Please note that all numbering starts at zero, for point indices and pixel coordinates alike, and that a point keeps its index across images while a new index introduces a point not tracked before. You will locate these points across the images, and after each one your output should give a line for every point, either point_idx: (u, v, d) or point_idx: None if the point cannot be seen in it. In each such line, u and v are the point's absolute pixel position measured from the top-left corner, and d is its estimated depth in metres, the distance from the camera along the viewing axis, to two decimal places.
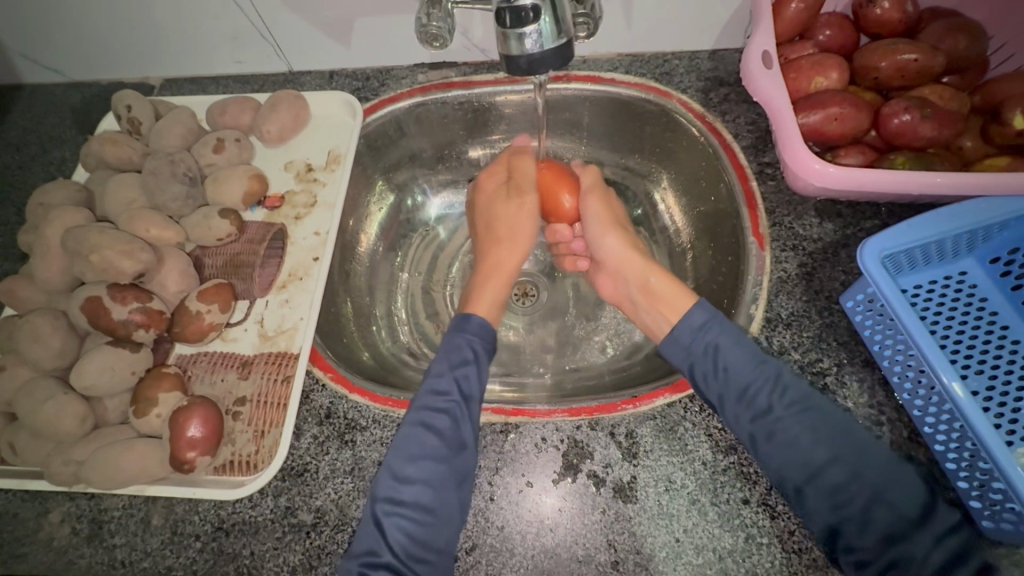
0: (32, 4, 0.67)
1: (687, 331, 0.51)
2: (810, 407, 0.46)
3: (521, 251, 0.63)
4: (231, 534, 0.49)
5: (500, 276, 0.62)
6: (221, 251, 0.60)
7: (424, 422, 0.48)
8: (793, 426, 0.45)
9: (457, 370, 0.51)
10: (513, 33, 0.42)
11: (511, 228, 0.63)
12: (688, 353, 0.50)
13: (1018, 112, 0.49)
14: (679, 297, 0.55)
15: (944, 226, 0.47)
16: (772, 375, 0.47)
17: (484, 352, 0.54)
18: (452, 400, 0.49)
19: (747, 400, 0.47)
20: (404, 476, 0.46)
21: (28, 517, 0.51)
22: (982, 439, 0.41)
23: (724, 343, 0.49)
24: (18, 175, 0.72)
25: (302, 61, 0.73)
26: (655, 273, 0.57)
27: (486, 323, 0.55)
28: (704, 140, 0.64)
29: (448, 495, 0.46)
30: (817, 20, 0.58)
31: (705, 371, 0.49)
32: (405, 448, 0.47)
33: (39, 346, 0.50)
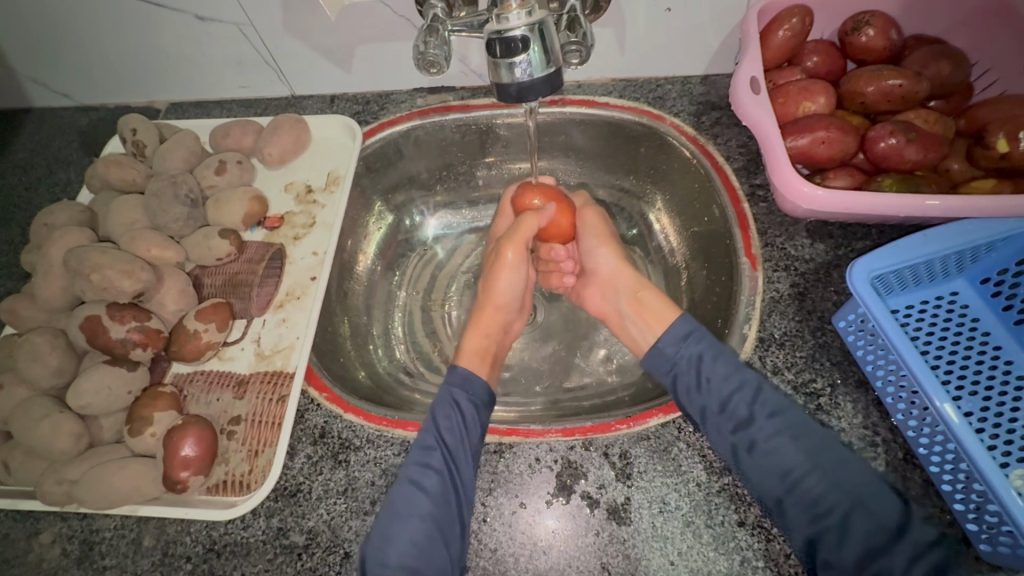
0: (44, 31, 0.69)
1: (671, 344, 0.54)
2: (790, 420, 0.47)
3: (500, 303, 0.63)
4: (222, 555, 0.49)
5: (482, 328, 0.61)
6: (221, 271, 0.61)
7: (412, 478, 0.48)
8: (774, 439, 0.46)
9: (444, 424, 0.51)
10: (504, 62, 0.44)
11: (493, 282, 0.63)
12: (672, 365, 0.53)
13: (1002, 135, 0.50)
14: (664, 309, 0.58)
15: (932, 247, 0.48)
16: (754, 388, 0.49)
17: (472, 407, 0.53)
18: (438, 455, 0.48)
19: (729, 414, 0.48)
20: (389, 536, 0.45)
21: (19, 538, 0.51)
22: (976, 460, 0.41)
23: (706, 356, 0.51)
24: (24, 196, 0.73)
25: (304, 86, 0.75)
26: (643, 285, 0.61)
27: (470, 376, 0.56)
28: (696, 162, 0.65)
29: (435, 554, 0.45)
30: (804, 47, 0.60)
31: (688, 383, 0.51)
32: (393, 505, 0.47)
33: (37, 365, 0.51)
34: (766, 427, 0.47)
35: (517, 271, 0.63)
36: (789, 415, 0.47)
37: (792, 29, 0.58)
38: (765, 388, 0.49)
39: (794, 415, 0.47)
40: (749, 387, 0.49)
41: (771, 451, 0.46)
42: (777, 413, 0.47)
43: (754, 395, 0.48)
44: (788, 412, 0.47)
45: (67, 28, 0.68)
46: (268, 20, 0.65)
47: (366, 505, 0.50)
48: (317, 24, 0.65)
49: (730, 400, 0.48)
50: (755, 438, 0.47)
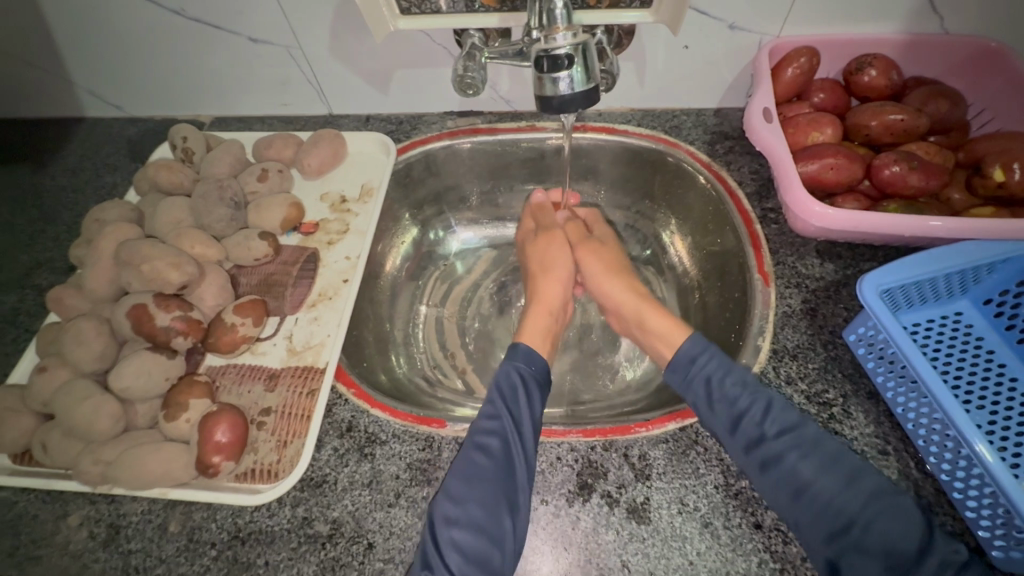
0: (106, 48, 0.74)
1: (683, 363, 0.55)
2: (801, 435, 0.47)
3: (557, 281, 0.67)
4: (247, 542, 0.49)
5: (544, 306, 0.65)
6: (257, 271, 0.64)
7: (477, 443, 0.50)
8: (791, 457, 0.46)
9: (506, 395, 0.54)
10: (549, 77, 0.48)
11: (538, 286, 0.68)
12: (688, 383, 0.54)
13: (998, 166, 0.54)
14: (670, 330, 0.59)
15: (938, 264, 0.51)
16: (764, 405, 0.50)
17: (532, 378, 0.56)
18: (499, 421, 0.51)
19: (740, 431, 0.49)
20: (455, 497, 0.47)
21: (47, 519, 0.52)
22: (995, 475, 0.42)
23: (714, 375, 0.52)
24: (71, 197, 0.77)
25: (343, 106, 0.80)
26: (650, 312, 0.61)
27: (532, 354, 0.58)
28: (711, 187, 0.69)
29: (499, 517, 0.46)
30: (812, 84, 0.65)
31: (698, 401, 0.52)
32: (458, 471, 0.49)
33: (82, 348, 0.53)
34: (777, 446, 0.47)
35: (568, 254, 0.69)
36: (799, 433, 0.48)
37: (801, 67, 0.63)
38: (778, 405, 0.50)
39: (807, 433, 0.48)
40: (759, 402, 0.50)
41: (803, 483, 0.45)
42: (788, 431, 0.48)
43: (765, 411, 0.49)
44: (800, 431, 0.48)
45: (129, 45, 0.74)
46: (316, 43, 0.71)
47: (390, 497, 0.51)
48: (361, 49, 0.71)
49: (741, 415, 0.49)
50: (771, 454, 0.47)
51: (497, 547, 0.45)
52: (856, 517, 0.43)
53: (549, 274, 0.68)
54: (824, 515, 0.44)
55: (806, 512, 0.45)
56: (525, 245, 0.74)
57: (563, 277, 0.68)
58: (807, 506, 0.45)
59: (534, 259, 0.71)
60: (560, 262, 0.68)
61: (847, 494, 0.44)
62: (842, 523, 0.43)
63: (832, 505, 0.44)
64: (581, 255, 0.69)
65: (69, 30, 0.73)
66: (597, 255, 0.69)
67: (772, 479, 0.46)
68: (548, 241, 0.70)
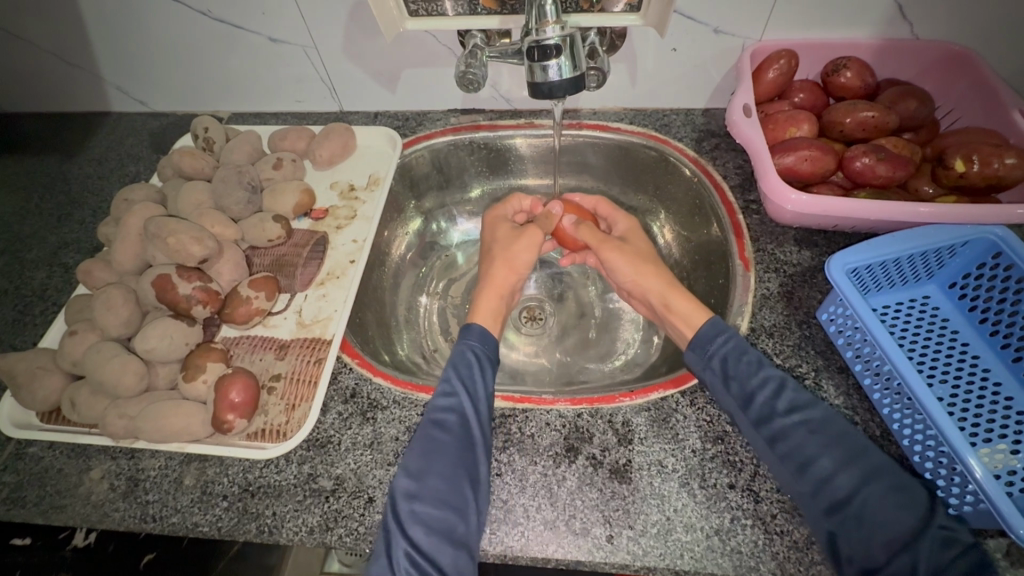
0: (135, 46, 0.80)
1: (703, 342, 0.56)
2: (812, 414, 0.50)
3: (517, 271, 0.69)
4: (256, 496, 0.53)
5: (496, 288, 0.66)
6: (270, 252, 0.68)
7: (434, 420, 0.52)
8: (797, 434, 0.49)
9: (462, 372, 0.55)
10: (539, 65, 0.53)
11: (492, 271, 0.68)
12: (706, 362, 0.55)
13: (959, 158, 0.58)
14: (693, 313, 0.60)
15: (900, 246, 0.55)
16: (776, 383, 0.52)
17: (486, 358, 0.58)
18: (456, 398, 0.53)
19: (752, 407, 0.51)
20: (414, 471, 0.49)
21: (71, 473, 0.56)
22: (949, 439, 0.45)
23: (730, 355, 0.54)
24: (97, 184, 0.83)
25: (352, 103, 0.85)
26: (674, 294, 0.63)
27: (485, 333, 0.61)
28: (697, 180, 0.73)
29: (460, 487, 0.48)
30: (792, 85, 0.69)
31: (714, 381, 0.54)
32: (417, 447, 0.50)
33: (111, 314, 0.58)
34: (784, 423, 0.49)
35: (533, 255, 0.70)
36: (809, 411, 0.50)
37: (780, 69, 0.67)
38: (788, 384, 0.52)
39: (815, 412, 0.50)
40: (772, 381, 0.52)
41: (793, 446, 0.48)
42: (797, 408, 0.50)
43: (775, 390, 0.51)
44: (809, 409, 0.50)
45: (154, 44, 0.79)
46: (329, 43, 0.76)
47: (391, 457, 0.54)
48: (371, 49, 0.76)
49: (752, 394, 0.51)
50: (778, 431, 0.49)
51: (460, 518, 0.47)
52: (852, 495, 0.45)
53: (507, 262, 0.69)
54: (823, 492, 0.46)
55: (808, 487, 0.47)
56: (496, 231, 0.73)
57: (521, 269, 0.69)
58: (793, 465, 0.48)
59: (496, 243, 0.71)
60: (522, 257, 0.69)
61: (844, 471, 0.46)
62: (839, 497, 0.45)
63: (829, 482, 0.46)
64: (606, 251, 0.69)
65: (101, 29, 0.78)
66: (623, 252, 0.67)
67: (779, 453, 0.49)
68: (520, 233, 0.71)
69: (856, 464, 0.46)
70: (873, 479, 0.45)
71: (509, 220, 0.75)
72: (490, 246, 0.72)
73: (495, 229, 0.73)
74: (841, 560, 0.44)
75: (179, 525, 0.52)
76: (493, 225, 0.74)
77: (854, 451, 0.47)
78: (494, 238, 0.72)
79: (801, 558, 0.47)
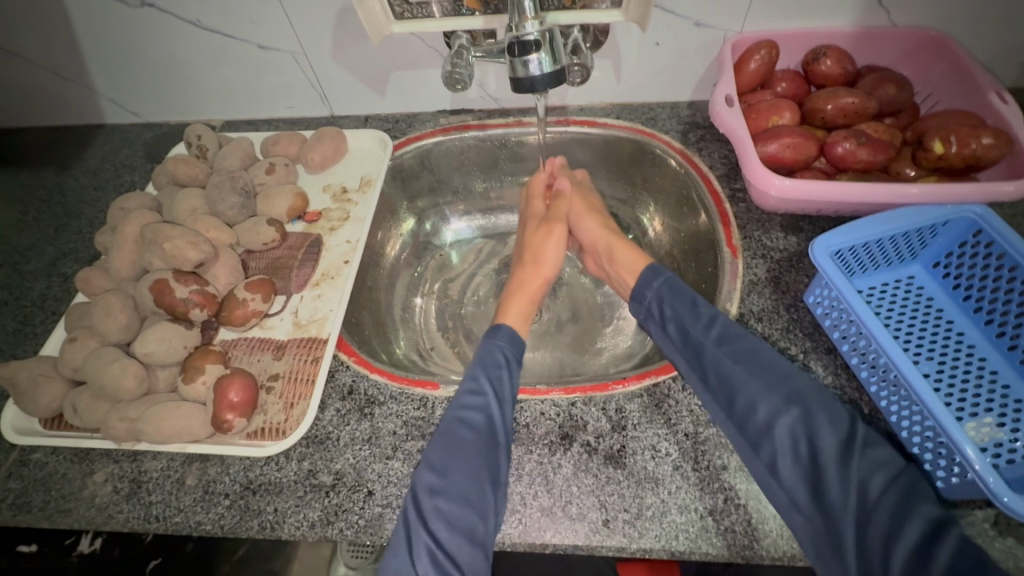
0: (126, 58, 0.81)
1: (640, 290, 0.61)
2: (739, 345, 0.51)
3: (544, 276, 0.69)
4: (257, 493, 0.54)
5: (525, 294, 0.67)
6: (265, 255, 0.70)
7: (460, 417, 0.52)
8: (724, 366, 0.50)
9: (490, 371, 0.55)
10: (520, 59, 0.54)
11: (524, 278, 0.68)
12: (646, 308, 0.60)
13: (937, 139, 0.59)
14: (633, 262, 0.65)
15: (881, 227, 0.56)
16: (709, 317, 0.54)
17: (514, 359, 0.58)
18: (484, 398, 0.53)
19: (687, 344, 0.54)
20: (439, 469, 0.49)
21: (74, 477, 0.57)
22: (932, 411, 0.46)
23: (665, 297, 0.58)
24: (93, 195, 0.84)
25: (343, 107, 0.86)
26: (617, 244, 0.67)
27: (513, 333, 0.60)
28: (684, 171, 0.74)
29: (483, 487, 0.48)
30: (774, 74, 0.70)
31: (654, 323, 0.59)
32: (442, 444, 0.50)
33: (109, 320, 0.59)
34: (713, 356, 0.51)
35: (560, 251, 0.70)
36: (738, 343, 0.52)
37: (761, 59, 0.68)
38: (720, 318, 0.54)
39: (744, 343, 0.51)
40: (707, 316, 0.54)
41: (723, 377, 0.50)
42: (728, 340, 0.52)
43: (709, 323, 0.54)
44: (738, 341, 0.52)
45: (144, 55, 0.80)
46: (319, 49, 0.77)
47: (389, 451, 0.55)
48: (360, 54, 0.77)
49: (687, 330, 0.54)
50: (710, 364, 0.51)
51: (482, 519, 0.47)
52: (769, 424, 0.46)
53: (536, 265, 0.69)
54: (747, 426, 0.47)
55: (737, 420, 0.48)
56: (527, 228, 0.74)
57: (550, 270, 0.69)
58: (737, 417, 0.48)
59: (528, 248, 0.71)
60: (550, 255, 0.69)
61: (764, 401, 0.47)
62: (759, 427, 0.47)
63: (751, 413, 0.47)
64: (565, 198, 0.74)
65: (94, 44, 0.79)
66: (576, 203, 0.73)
67: (711, 387, 0.51)
68: (545, 230, 0.70)
69: (778, 390, 0.47)
70: (793, 404, 0.46)
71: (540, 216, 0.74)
72: (520, 252, 0.72)
73: (529, 228, 0.73)
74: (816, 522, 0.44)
75: (182, 525, 0.53)
76: (525, 227, 0.75)
77: (776, 380, 0.48)
78: (525, 241, 0.73)
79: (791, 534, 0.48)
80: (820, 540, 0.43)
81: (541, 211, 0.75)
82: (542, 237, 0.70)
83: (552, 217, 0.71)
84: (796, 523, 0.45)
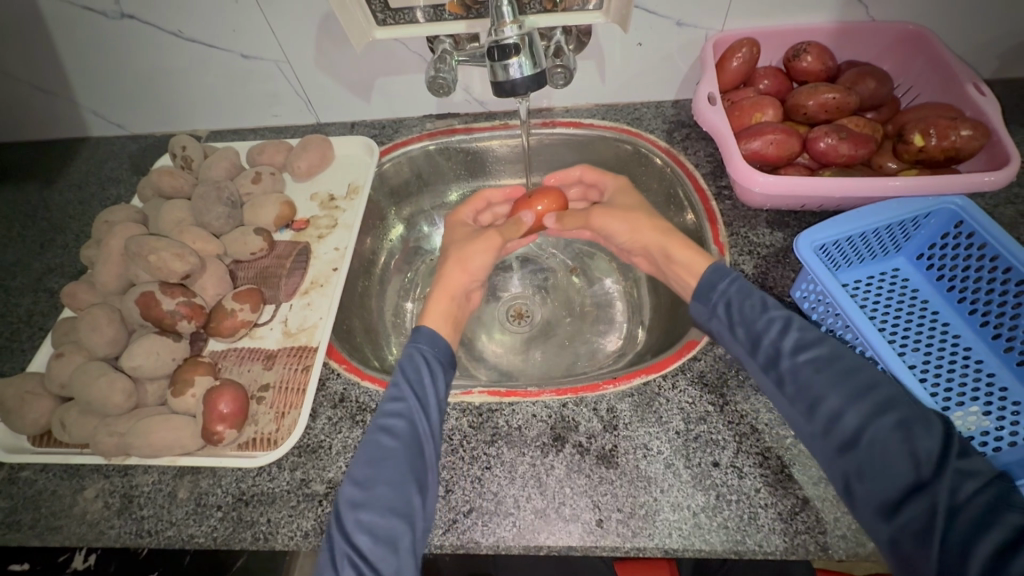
0: (108, 71, 0.81)
1: (705, 291, 0.57)
2: (817, 351, 0.49)
3: (469, 273, 0.65)
4: (249, 504, 0.54)
5: (445, 292, 0.63)
6: (254, 264, 0.69)
7: (382, 425, 0.51)
8: (804, 373, 0.48)
9: (410, 375, 0.55)
10: (500, 63, 0.55)
11: (446, 275, 0.65)
12: (711, 312, 0.56)
13: (917, 133, 0.60)
14: (694, 261, 0.60)
15: (864, 221, 0.57)
16: (782, 322, 0.52)
17: (438, 361, 0.57)
18: (405, 403, 0.52)
19: (760, 350, 0.52)
20: (361, 480, 0.48)
21: (65, 494, 0.56)
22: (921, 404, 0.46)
23: (734, 299, 0.55)
24: (78, 209, 0.83)
25: (329, 114, 0.86)
26: (670, 243, 0.62)
27: (434, 336, 0.59)
28: (670, 170, 0.75)
29: (409, 494, 0.48)
30: (756, 72, 0.71)
31: (721, 328, 0.55)
32: (364, 455, 0.50)
33: (96, 334, 0.59)
34: (791, 363, 0.49)
35: (488, 256, 0.67)
36: (815, 348, 0.49)
37: (743, 57, 0.68)
38: (795, 322, 0.52)
39: (823, 348, 0.49)
40: (777, 321, 0.52)
41: (801, 385, 0.48)
42: (804, 347, 0.50)
43: (782, 328, 0.51)
44: (816, 346, 0.49)
45: (127, 68, 0.80)
46: (302, 57, 0.77)
47: None
48: (342, 61, 0.77)
49: (760, 334, 0.52)
50: (785, 372, 0.49)
51: (408, 527, 0.46)
52: (859, 432, 0.44)
53: (459, 264, 0.66)
54: (833, 431, 0.45)
55: (820, 427, 0.46)
56: (455, 235, 0.71)
57: (476, 272, 0.66)
58: (821, 422, 0.46)
59: (448, 248, 0.69)
60: (476, 258, 0.66)
61: (852, 407, 0.45)
62: (848, 435, 0.45)
63: (839, 418, 0.45)
64: (597, 218, 0.69)
65: (76, 58, 0.79)
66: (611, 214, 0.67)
67: (789, 394, 0.49)
68: (477, 238, 0.67)
69: (868, 396, 0.45)
70: (884, 411, 0.44)
71: (469, 224, 0.74)
72: (445, 250, 0.70)
73: (455, 232, 0.72)
74: (860, 500, 0.43)
75: (174, 538, 0.52)
76: (452, 229, 0.73)
77: (863, 385, 0.46)
78: (452, 241, 0.70)
79: (784, 528, 0.48)
80: (903, 538, 0.41)
81: (469, 222, 0.74)
82: (467, 246, 0.67)
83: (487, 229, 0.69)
84: (876, 529, 0.43)
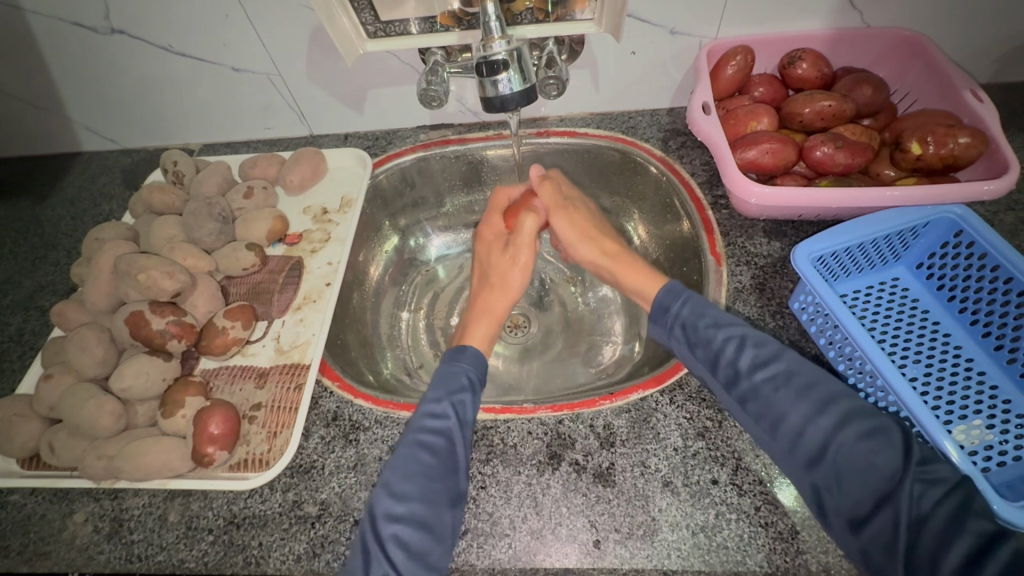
0: (99, 87, 0.80)
1: (661, 311, 0.56)
2: (777, 367, 0.48)
3: (511, 297, 0.66)
4: (241, 526, 0.53)
5: (491, 316, 0.64)
6: (246, 280, 0.69)
7: (420, 440, 0.50)
8: (764, 392, 0.47)
9: (454, 393, 0.54)
10: (489, 79, 0.54)
11: (490, 300, 0.66)
12: (669, 332, 0.55)
13: (914, 140, 0.59)
14: (648, 285, 0.61)
15: (861, 232, 0.56)
16: (738, 339, 0.51)
17: (478, 381, 0.57)
18: (446, 421, 0.51)
19: (719, 371, 0.50)
20: (399, 493, 0.47)
21: (54, 518, 0.55)
22: (921, 422, 0.45)
23: (688, 321, 0.54)
24: (70, 225, 0.82)
25: (321, 126, 0.86)
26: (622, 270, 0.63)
27: (479, 356, 0.59)
28: (665, 178, 0.74)
29: (441, 513, 0.47)
30: (751, 79, 0.70)
31: (680, 348, 0.54)
32: (401, 467, 0.49)
33: (85, 355, 0.58)
34: (750, 383, 0.48)
35: (525, 276, 0.67)
36: (773, 365, 0.48)
37: (737, 65, 0.68)
38: (750, 339, 0.50)
39: (780, 365, 0.48)
40: (733, 338, 0.51)
41: (762, 403, 0.47)
42: (762, 365, 0.49)
43: (738, 345, 0.50)
44: (773, 364, 0.48)
45: (118, 82, 0.79)
46: (294, 70, 0.77)
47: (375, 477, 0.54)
48: (334, 74, 0.77)
49: (718, 354, 0.51)
50: (747, 390, 0.48)
51: (438, 544, 0.46)
52: (824, 447, 0.43)
53: (503, 287, 0.66)
54: (800, 449, 0.45)
55: (785, 445, 0.45)
56: (489, 253, 0.69)
57: (515, 292, 0.67)
58: (785, 441, 0.45)
59: (490, 270, 0.68)
60: (515, 279, 0.66)
61: (814, 422, 0.44)
62: (814, 451, 0.44)
63: (802, 436, 0.44)
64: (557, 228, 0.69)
65: (67, 74, 0.79)
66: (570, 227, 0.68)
67: (752, 413, 0.48)
68: (506, 255, 0.67)
69: (827, 412, 0.44)
70: (847, 424, 0.43)
71: (503, 239, 0.71)
72: (484, 271, 0.69)
73: (490, 252, 0.69)
74: (831, 512, 0.43)
75: (164, 564, 0.51)
76: (488, 250, 0.70)
77: (823, 399, 0.45)
78: (488, 259, 0.69)
79: (784, 548, 0.47)
80: (874, 549, 0.40)
81: (502, 232, 0.71)
82: (507, 262, 0.67)
83: (515, 244, 0.67)
84: (848, 542, 0.42)
